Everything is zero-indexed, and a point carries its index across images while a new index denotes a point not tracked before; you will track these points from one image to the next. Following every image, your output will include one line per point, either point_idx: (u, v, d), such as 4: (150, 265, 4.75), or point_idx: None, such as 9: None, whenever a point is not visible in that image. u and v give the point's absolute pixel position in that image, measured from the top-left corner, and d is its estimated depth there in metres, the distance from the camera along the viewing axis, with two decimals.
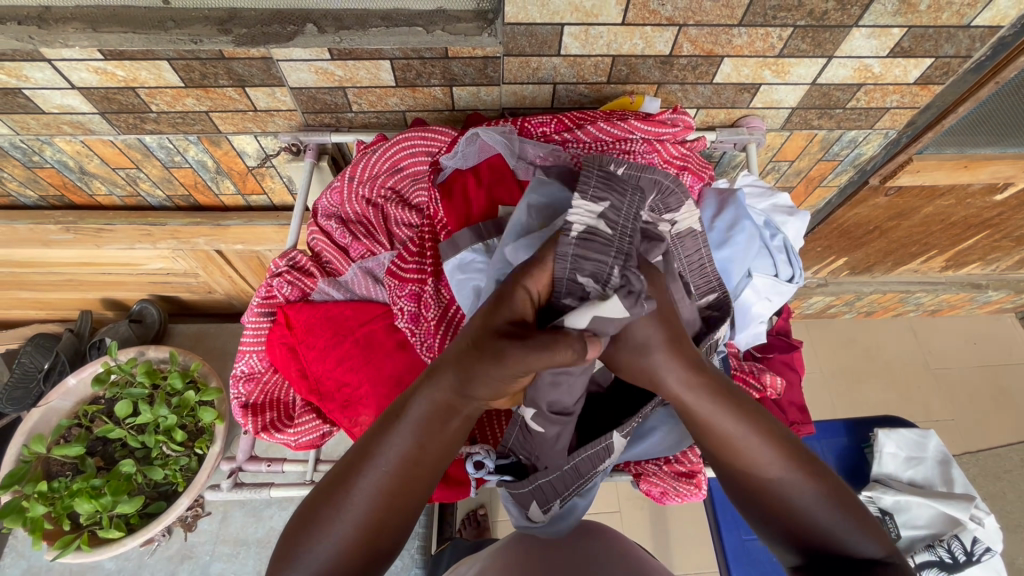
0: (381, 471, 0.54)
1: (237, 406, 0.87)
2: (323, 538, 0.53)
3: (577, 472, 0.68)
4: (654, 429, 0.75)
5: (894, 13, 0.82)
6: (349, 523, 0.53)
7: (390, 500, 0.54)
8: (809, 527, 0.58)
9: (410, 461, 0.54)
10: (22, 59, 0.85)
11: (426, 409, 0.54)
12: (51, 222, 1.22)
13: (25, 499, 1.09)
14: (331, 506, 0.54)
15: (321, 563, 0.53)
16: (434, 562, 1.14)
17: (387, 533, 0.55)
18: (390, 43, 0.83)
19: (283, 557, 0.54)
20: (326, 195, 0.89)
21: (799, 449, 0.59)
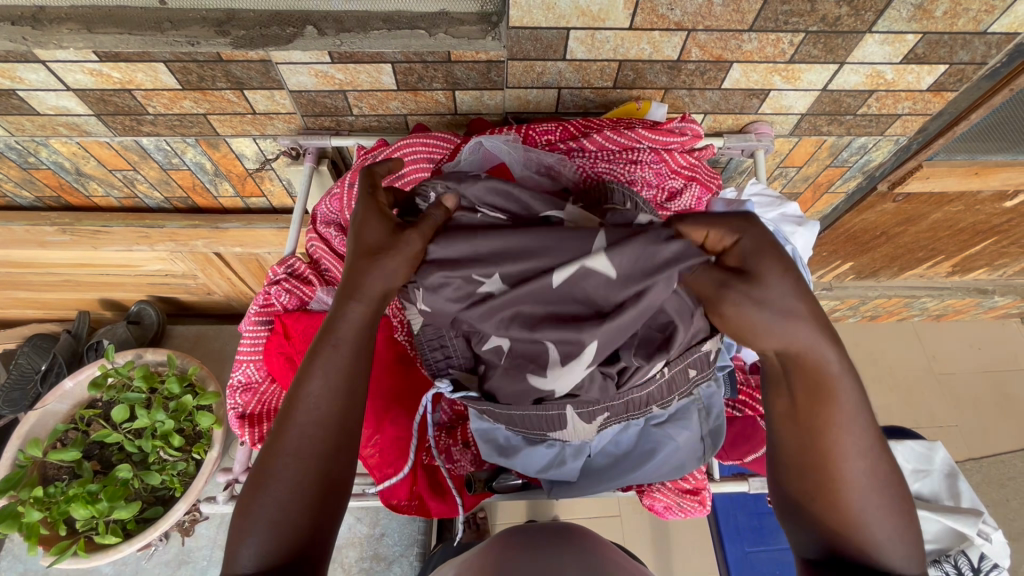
0: (319, 396, 0.52)
1: (235, 417, 0.86)
2: (272, 485, 0.49)
3: (521, 420, 0.67)
4: (654, 447, 0.73)
5: (909, 19, 0.80)
6: (293, 459, 0.50)
7: (330, 425, 0.52)
8: (862, 533, 0.50)
9: (347, 374, 0.54)
10: (16, 61, 0.83)
11: (352, 327, 0.54)
12: (47, 224, 1.20)
13: (21, 504, 1.08)
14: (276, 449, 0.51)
15: (271, 516, 0.48)
16: (425, 561, 1.13)
17: (336, 463, 0.52)
18: (392, 46, 0.81)
19: (242, 513, 0.49)
20: (325, 202, 0.86)
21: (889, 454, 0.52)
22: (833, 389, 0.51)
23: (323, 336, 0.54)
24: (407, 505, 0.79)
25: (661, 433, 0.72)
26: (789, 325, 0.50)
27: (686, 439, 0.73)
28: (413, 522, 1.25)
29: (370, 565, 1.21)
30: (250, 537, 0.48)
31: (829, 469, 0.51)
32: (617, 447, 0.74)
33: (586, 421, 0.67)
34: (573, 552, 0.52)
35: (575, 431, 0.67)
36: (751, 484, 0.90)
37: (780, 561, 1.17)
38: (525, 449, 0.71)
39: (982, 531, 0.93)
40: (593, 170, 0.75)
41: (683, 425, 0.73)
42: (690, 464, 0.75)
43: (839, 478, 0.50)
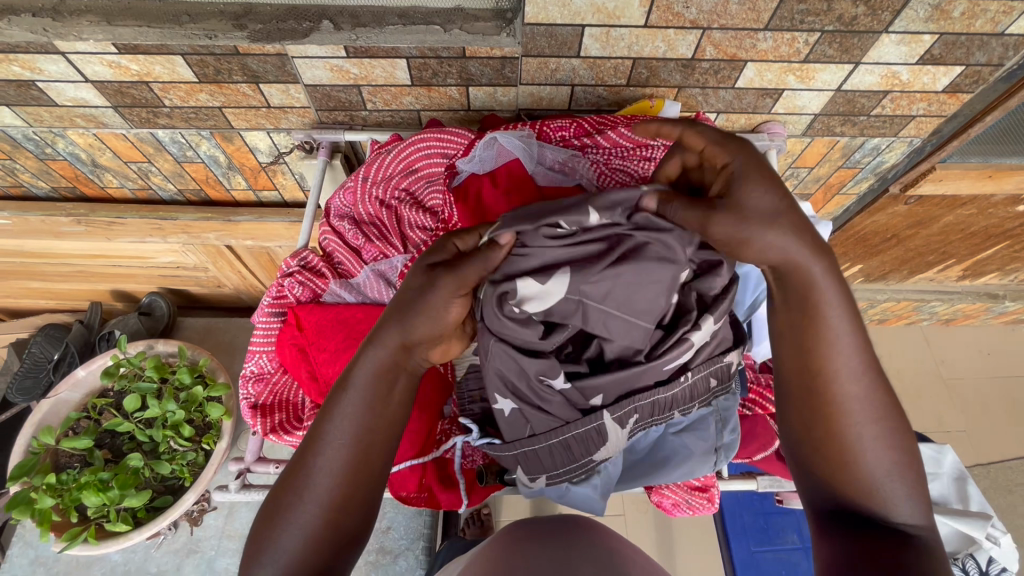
0: (336, 444, 0.53)
1: (247, 406, 0.86)
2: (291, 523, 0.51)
3: (568, 452, 0.68)
4: (671, 458, 0.74)
5: (926, 19, 0.79)
6: (314, 505, 0.52)
7: (348, 472, 0.53)
8: (856, 475, 0.55)
9: (363, 427, 0.54)
10: (35, 52, 0.84)
11: (370, 371, 0.55)
12: (62, 214, 1.21)
13: (34, 491, 1.09)
14: (291, 496, 0.52)
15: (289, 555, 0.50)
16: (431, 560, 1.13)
17: (352, 511, 0.53)
18: (407, 41, 0.82)
19: (255, 550, 0.51)
20: (339, 196, 0.87)
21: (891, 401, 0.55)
22: (834, 338, 0.54)
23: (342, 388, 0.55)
24: (417, 496, 0.79)
25: (678, 442, 0.74)
26: (795, 263, 0.52)
27: (700, 449, 0.74)
28: (419, 516, 1.26)
29: (375, 558, 1.22)
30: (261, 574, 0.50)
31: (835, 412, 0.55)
32: (635, 454, 0.75)
33: (620, 428, 0.69)
34: (581, 543, 0.52)
35: (613, 442, 0.70)
36: (760, 482, 0.88)
37: (785, 561, 1.18)
38: (576, 490, 0.72)
39: (991, 536, 0.93)
40: (608, 166, 0.77)
41: (699, 434, 0.74)
42: (700, 470, 0.75)
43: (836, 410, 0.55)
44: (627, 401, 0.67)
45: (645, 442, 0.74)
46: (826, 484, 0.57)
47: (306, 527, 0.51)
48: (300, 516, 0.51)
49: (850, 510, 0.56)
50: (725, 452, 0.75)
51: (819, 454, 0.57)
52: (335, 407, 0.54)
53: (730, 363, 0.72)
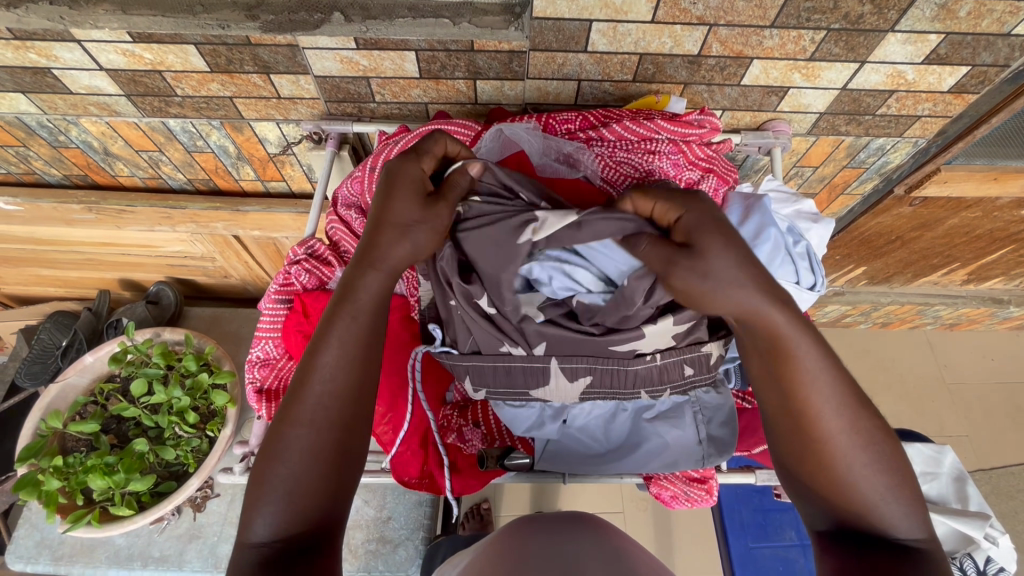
0: (330, 366, 0.56)
1: (252, 391, 0.87)
2: (290, 453, 0.53)
3: (509, 376, 0.72)
4: (643, 441, 0.75)
5: (933, 18, 0.80)
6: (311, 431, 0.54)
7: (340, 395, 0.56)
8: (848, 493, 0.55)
9: (355, 345, 0.58)
10: (52, 39, 0.86)
11: (365, 303, 0.59)
12: (74, 202, 1.23)
13: (41, 473, 1.11)
14: (292, 421, 0.55)
15: (292, 483, 0.52)
16: (432, 553, 1.14)
17: (345, 436, 0.56)
18: (416, 34, 0.83)
19: (258, 478, 0.53)
20: (346, 184, 0.87)
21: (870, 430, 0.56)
22: (803, 364, 0.56)
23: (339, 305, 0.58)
24: (418, 482, 0.80)
25: (651, 429, 0.75)
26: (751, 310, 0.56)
27: (675, 438, 0.75)
28: (420, 506, 1.27)
29: (376, 548, 1.23)
30: (263, 506, 0.51)
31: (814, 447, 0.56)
32: (605, 437, 0.77)
33: (568, 376, 0.71)
34: (587, 538, 0.54)
35: (557, 387, 0.72)
36: (758, 476, 0.88)
37: (783, 557, 1.18)
38: (510, 410, 0.75)
39: (989, 536, 0.93)
40: (612, 160, 0.78)
41: (675, 424, 0.75)
42: (685, 463, 0.76)
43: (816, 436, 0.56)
44: (582, 356, 0.70)
45: (618, 426, 0.76)
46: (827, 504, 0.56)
47: (306, 447, 0.54)
48: (299, 439, 0.54)
49: (849, 528, 0.55)
50: (707, 447, 0.75)
51: (808, 471, 0.57)
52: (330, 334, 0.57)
53: (709, 354, 0.73)
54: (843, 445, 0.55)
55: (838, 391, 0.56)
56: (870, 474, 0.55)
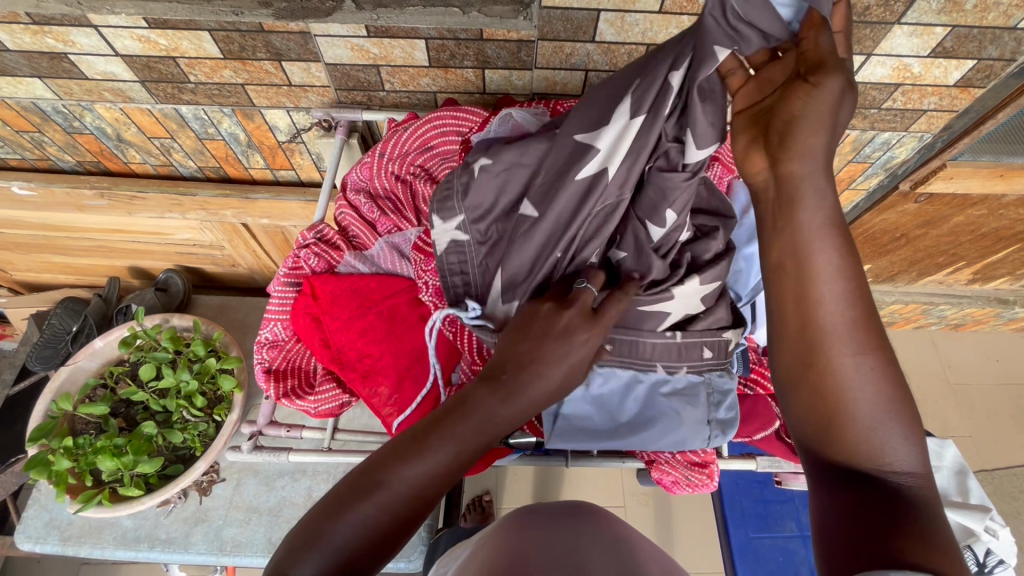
0: (434, 465, 0.53)
1: (260, 371, 0.89)
2: (360, 519, 0.50)
3: None
4: (657, 418, 0.73)
5: (938, 11, 0.80)
6: (386, 507, 0.51)
7: (424, 499, 0.53)
8: (852, 416, 0.54)
9: (458, 461, 0.54)
10: (69, 24, 0.88)
11: (487, 423, 0.55)
12: (87, 187, 1.25)
13: (51, 453, 1.13)
14: (377, 493, 0.51)
15: (347, 546, 0.49)
16: (433, 548, 1.16)
17: (407, 525, 0.53)
18: (427, 22, 0.84)
19: (311, 534, 0.49)
20: (356, 170, 0.89)
21: (877, 332, 0.55)
22: (825, 257, 0.55)
23: (456, 415, 0.55)
24: None
25: (665, 403, 0.73)
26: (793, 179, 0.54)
27: (689, 414, 0.73)
28: None
29: None
30: (311, 559, 0.47)
31: (818, 335, 0.55)
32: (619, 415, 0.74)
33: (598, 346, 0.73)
34: (590, 528, 0.54)
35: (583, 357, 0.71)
36: (758, 463, 0.89)
37: (783, 547, 1.19)
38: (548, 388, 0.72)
39: (990, 528, 0.93)
40: None
41: (688, 400, 0.74)
42: (693, 442, 0.74)
43: (828, 334, 0.55)
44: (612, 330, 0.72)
45: (631, 403, 0.73)
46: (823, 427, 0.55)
47: (375, 526, 0.50)
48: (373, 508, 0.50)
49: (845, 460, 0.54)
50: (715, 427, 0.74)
51: (810, 375, 0.56)
52: (440, 437, 0.54)
53: (723, 336, 0.75)
54: (845, 350, 0.55)
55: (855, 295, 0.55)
56: (870, 391, 0.54)
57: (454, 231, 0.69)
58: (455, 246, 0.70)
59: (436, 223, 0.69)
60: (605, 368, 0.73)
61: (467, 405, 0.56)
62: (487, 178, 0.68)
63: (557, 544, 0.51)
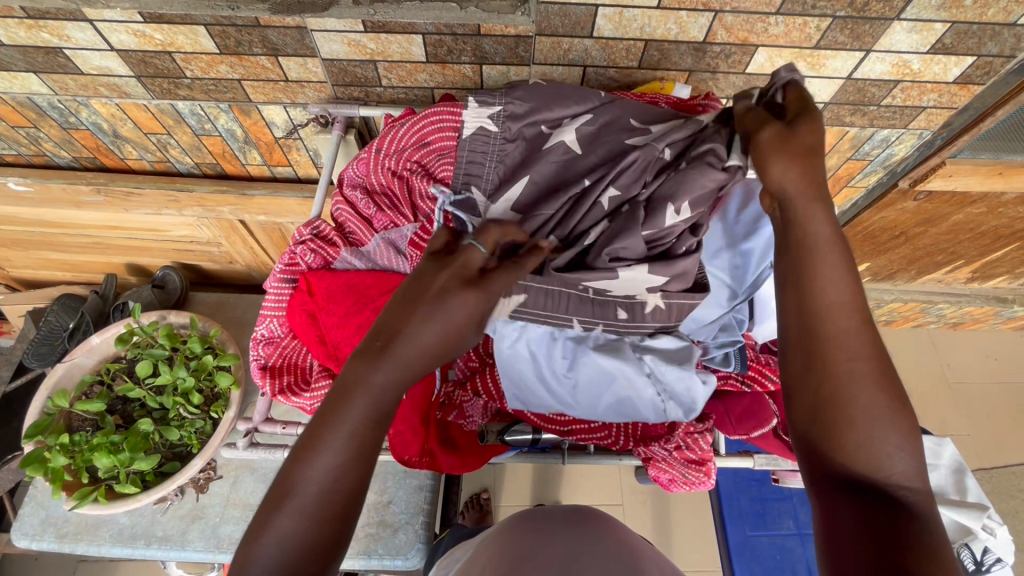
0: (337, 451, 0.52)
1: (256, 367, 0.88)
2: (277, 532, 0.50)
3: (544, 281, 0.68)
4: (583, 376, 0.71)
5: (938, 7, 0.80)
6: (299, 512, 0.50)
7: (341, 486, 0.52)
8: (852, 426, 0.53)
9: (361, 439, 0.53)
10: (65, 19, 0.87)
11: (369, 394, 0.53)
12: (83, 184, 1.24)
13: (47, 450, 1.12)
14: (284, 504, 0.50)
15: (273, 558, 0.49)
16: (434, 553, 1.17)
17: (336, 521, 0.52)
18: (424, 17, 0.84)
19: (242, 558, 0.49)
20: (352, 166, 0.88)
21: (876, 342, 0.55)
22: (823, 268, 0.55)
23: (338, 402, 0.53)
24: (417, 460, 0.77)
25: (590, 360, 0.71)
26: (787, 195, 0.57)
27: (622, 371, 0.71)
28: (421, 491, 1.27)
29: (375, 531, 1.23)
30: None
31: (818, 343, 0.55)
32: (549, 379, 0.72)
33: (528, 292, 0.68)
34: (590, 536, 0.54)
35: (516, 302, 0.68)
36: (756, 461, 0.89)
37: (780, 545, 1.19)
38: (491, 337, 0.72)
39: (988, 526, 0.93)
40: None
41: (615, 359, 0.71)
42: (632, 402, 0.73)
43: (825, 343, 0.54)
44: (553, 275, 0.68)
45: (561, 364, 0.72)
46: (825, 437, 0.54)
47: (296, 533, 0.50)
48: (283, 518, 0.50)
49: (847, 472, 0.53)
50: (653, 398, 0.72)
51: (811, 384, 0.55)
52: (330, 428, 0.52)
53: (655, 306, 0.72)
54: (846, 358, 0.54)
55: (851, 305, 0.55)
56: (871, 399, 0.53)
57: (487, 117, 0.77)
58: (479, 135, 0.76)
59: (472, 104, 0.76)
60: (519, 320, 0.69)
61: (353, 386, 0.53)
62: (533, 100, 0.77)
63: (557, 553, 0.51)
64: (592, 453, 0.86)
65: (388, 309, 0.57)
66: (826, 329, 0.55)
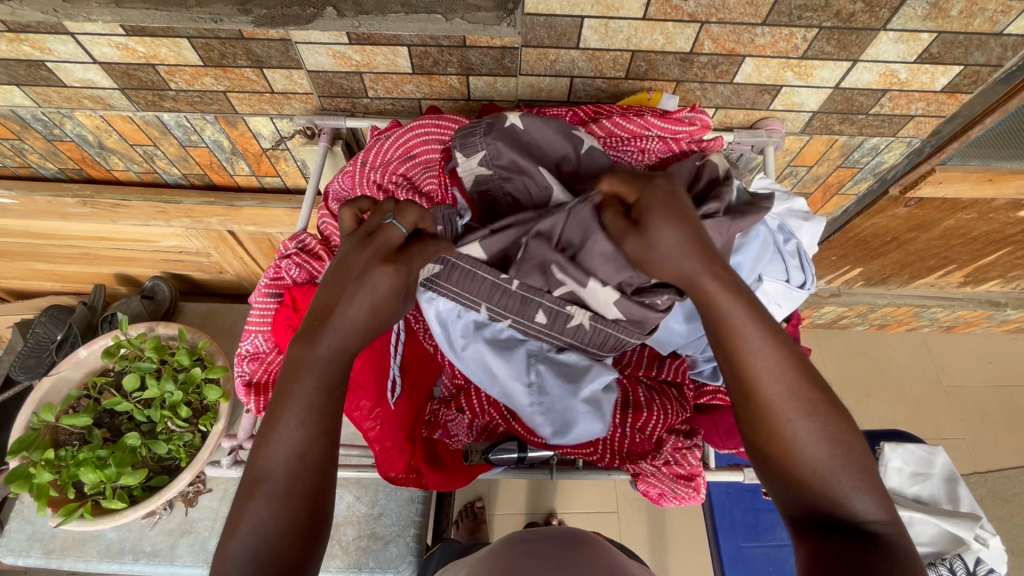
0: (295, 425, 0.54)
1: (241, 384, 0.87)
2: (251, 521, 0.51)
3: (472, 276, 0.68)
4: (478, 365, 0.71)
5: (924, 17, 0.80)
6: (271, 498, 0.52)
7: (307, 460, 0.54)
8: (804, 476, 0.54)
9: (318, 410, 0.55)
10: (46, 32, 0.86)
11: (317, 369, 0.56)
12: (69, 195, 1.23)
13: (32, 466, 1.11)
14: (258, 490, 0.52)
15: (251, 545, 0.50)
16: (426, 561, 1.15)
17: (308, 501, 0.53)
18: (409, 29, 0.83)
19: (220, 554, 0.50)
20: (338, 179, 0.88)
21: (809, 385, 0.55)
22: (742, 333, 0.56)
23: (291, 380, 0.55)
24: (405, 477, 0.77)
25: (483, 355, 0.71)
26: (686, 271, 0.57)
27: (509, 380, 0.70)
28: (412, 503, 1.26)
29: (366, 544, 1.22)
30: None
31: (756, 411, 0.56)
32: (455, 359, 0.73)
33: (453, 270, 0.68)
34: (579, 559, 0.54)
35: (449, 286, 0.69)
36: (746, 474, 0.89)
37: (773, 556, 1.19)
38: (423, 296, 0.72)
39: (980, 537, 0.93)
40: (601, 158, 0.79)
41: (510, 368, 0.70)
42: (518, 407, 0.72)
43: (758, 408, 0.56)
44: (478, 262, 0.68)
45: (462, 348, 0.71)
46: (790, 490, 0.55)
47: (269, 518, 0.51)
48: (257, 507, 0.52)
49: (822, 517, 0.53)
50: (536, 397, 0.70)
51: (760, 449, 0.56)
52: (284, 407, 0.54)
53: (582, 323, 0.70)
54: (784, 414, 0.55)
55: (771, 358, 0.56)
56: (814, 444, 0.54)
57: (476, 168, 0.72)
58: (479, 185, 0.73)
59: (461, 159, 0.72)
60: (433, 289, 0.70)
61: (298, 365, 0.56)
62: (529, 150, 0.73)
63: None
64: (581, 467, 0.85)
65: (322, 288, 0.59)
66: (755, 397, 0.56)
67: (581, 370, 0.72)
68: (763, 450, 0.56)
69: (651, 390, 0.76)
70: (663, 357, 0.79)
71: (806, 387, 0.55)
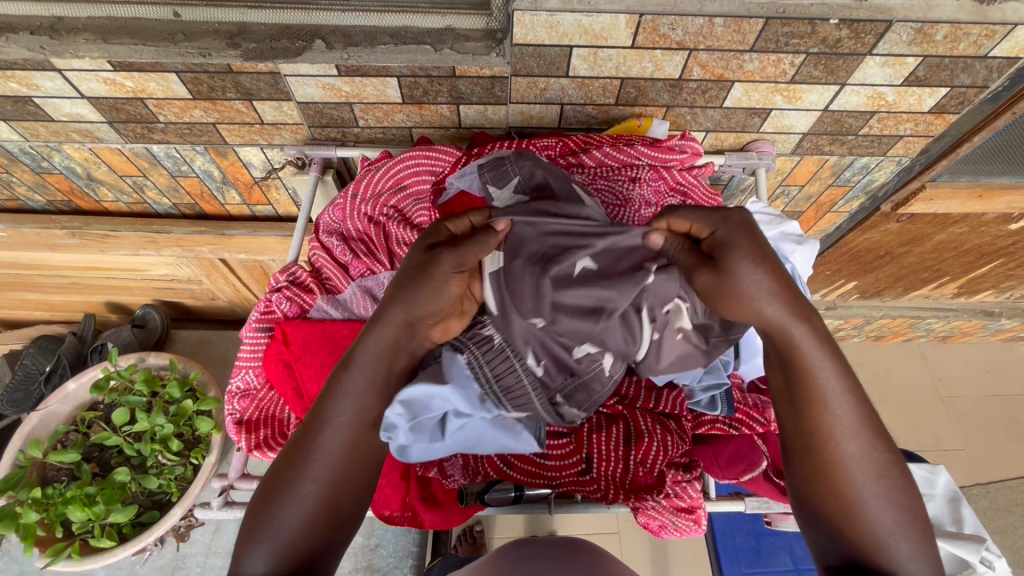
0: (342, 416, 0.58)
1: (231, 423, 0.85)
2: (288, 502, 0.56)
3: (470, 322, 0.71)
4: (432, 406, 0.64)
5: (910, 42, 0.80)
6: (310, 481, 0.57)
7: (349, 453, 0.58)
8: (858, 530, 0.55)
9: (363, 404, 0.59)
10: (32, 69, 0.86)
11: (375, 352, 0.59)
12: (57, 227, 1.22)
13: (19, 505, 1.07)
14: (295, 468, 0.57)
15: (288, 530, 0.55)
16: None
17: (339, 490, 0.58)
18: (398, 60, 0.84)
19: (246, 533, 0.56)
20: (329, 212, 0.88)
21: (882, 448, 0.56)
22: (824, 384, 0.57)
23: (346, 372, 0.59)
24: (400, 515, 0.76)
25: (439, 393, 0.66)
26: (777, 324, 0.56)
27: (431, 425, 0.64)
28: (410, 533, 1.24)
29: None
30: (256, 549, 0.54)
31: (824, 460, 0.57)
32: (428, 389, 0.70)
33: None
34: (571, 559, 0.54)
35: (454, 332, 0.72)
36: (748, 505, 0.89)
37: None
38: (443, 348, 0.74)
39: (985, 559, 0.91)
40: (592, 188, 0.76)
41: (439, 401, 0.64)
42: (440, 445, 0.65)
43: (828, 458, 0.57)
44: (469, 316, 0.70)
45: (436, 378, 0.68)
46: (836, 537, 0.56)
47: (303, 500, 0.56)
48: (296, 494, 0.56)
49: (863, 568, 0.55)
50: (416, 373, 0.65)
51: (817, 493, 0.57)
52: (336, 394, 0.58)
53: (492, 338, 0.66)
54: (853, 471, 0.56)
55: (851, 413, 0.56)
56: (876, 499, 0.55)
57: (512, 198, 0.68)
58: None
59: (495, 191, 0.70)
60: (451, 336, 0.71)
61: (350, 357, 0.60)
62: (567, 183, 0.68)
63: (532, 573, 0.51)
64: (579, 500, 0.84)
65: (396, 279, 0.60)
66: (825, 448, 0.57)
67: (467, 380, 0.64)
68: (815, 497, 0.58)
69: (653, 421, 0.75)
70: (659, 388, 0.77)
71: (877, 452, 0.57)
